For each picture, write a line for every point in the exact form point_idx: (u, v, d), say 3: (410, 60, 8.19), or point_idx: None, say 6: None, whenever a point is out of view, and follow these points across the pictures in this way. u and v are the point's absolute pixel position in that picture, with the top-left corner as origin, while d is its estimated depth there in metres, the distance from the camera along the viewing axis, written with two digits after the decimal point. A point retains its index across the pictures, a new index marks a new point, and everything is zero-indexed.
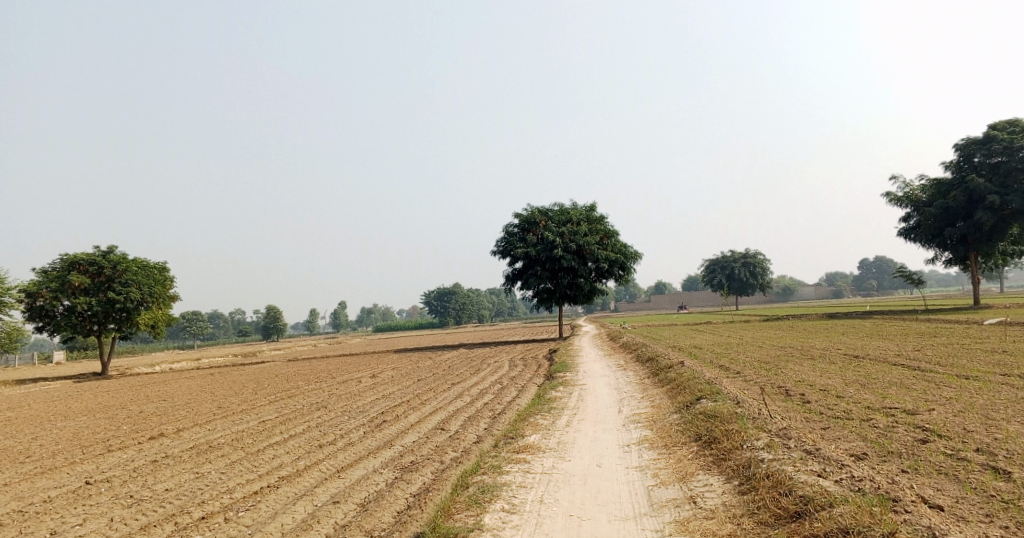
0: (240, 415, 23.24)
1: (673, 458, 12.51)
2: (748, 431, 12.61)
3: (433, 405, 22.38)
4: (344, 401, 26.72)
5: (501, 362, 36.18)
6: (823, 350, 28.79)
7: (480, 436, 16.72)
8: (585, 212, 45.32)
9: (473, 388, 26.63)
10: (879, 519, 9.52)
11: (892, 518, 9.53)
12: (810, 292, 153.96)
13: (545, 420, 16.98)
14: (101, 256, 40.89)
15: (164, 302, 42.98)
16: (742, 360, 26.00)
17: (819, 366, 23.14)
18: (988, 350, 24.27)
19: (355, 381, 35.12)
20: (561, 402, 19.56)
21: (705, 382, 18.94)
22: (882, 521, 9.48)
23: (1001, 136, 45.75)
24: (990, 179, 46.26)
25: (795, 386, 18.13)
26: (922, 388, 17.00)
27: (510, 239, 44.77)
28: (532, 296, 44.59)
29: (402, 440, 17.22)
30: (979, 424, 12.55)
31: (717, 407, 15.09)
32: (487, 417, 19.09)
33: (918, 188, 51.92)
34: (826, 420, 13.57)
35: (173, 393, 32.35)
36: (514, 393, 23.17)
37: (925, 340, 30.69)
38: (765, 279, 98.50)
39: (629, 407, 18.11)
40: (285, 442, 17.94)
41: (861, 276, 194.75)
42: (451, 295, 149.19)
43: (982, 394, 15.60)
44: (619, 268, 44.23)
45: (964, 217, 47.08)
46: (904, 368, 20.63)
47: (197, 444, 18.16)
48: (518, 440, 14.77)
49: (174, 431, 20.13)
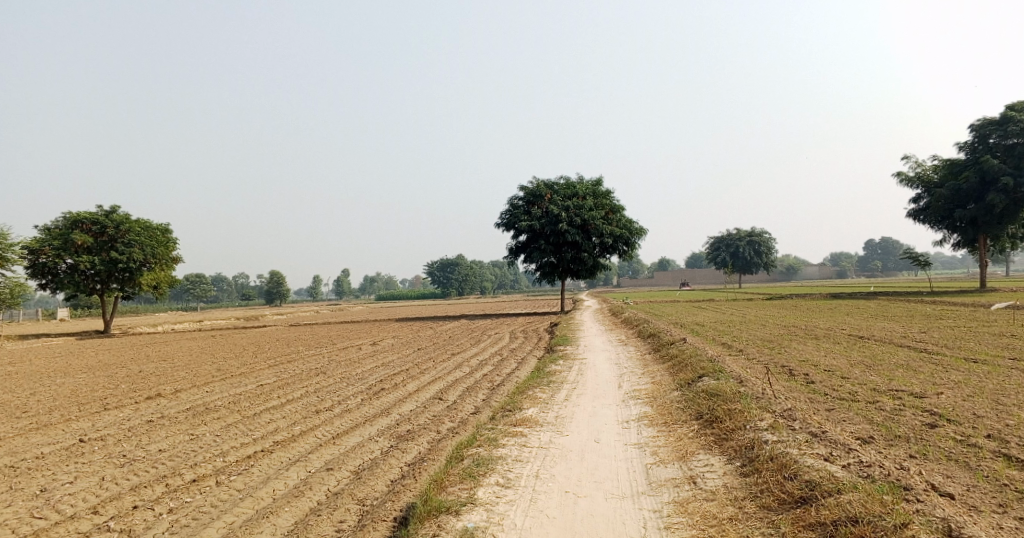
0: (238, 379, 23.06)
1: (674, 436, 12.25)
2: (751, 411, 12.34)
3: (433, 375, 22.18)
4: (343, 368, 26.54)
5: (503, 334, 36.00)
6: (826, 331, 28.51)
7: (478, 408, 16.48)
8: (592, 186, 44.84)
9: (473, 359, 26.44)
10: (891, 509, 9.24)
11: (903, 507, 9.25)
12: (813, 272, 153.61)
13: (544, 394, 16.75)
14: (104, 215, 40.62)
15: (167, 263, 42.78)
16: (744, 338, 25.74)
17: (823, 346, 22.86)
18: (994, 334, 23.95)
19: (355, 347, 34.99)
20: (561, 376, 19.35)
21: (708, 359, 18.67)
22: (894, 511, 9.19)
23: (1017, 117, 44.99)
24: (1004, 160, 45.60)
25: (799, 366, 17.83)
26: (928, 371, 16.68)
27: (515, 211, 44.37)
28: (535, 269, 44.31)
29: (400, 409, 17.00)
30: (988, 410, 12.23)
31: (720, 385, 14.83)
32: (486, 388, 18.87)
33: (929, 169, 51.35)
34: (830, 402, 13.29)
35: (173, 354, 32.21)
36: (514, 365, 22.96)
37: (930, 323, 30.40)
38: (769, 258, 97.96)
39: (630, 383, 17.88)
40: (281, 407, 17.72)
41: (865, 258, 194.37)
42: (455, 265, 148.82)
43: (991, 379, 15.28)
44: (623, 243, 43.85)
45: (975, 199, 46.46)
46: (909, 351, 20.32)
47: (193, 405, 17.96)
48: (516, 413, 14.52)
49: (171, 392, 19.97)
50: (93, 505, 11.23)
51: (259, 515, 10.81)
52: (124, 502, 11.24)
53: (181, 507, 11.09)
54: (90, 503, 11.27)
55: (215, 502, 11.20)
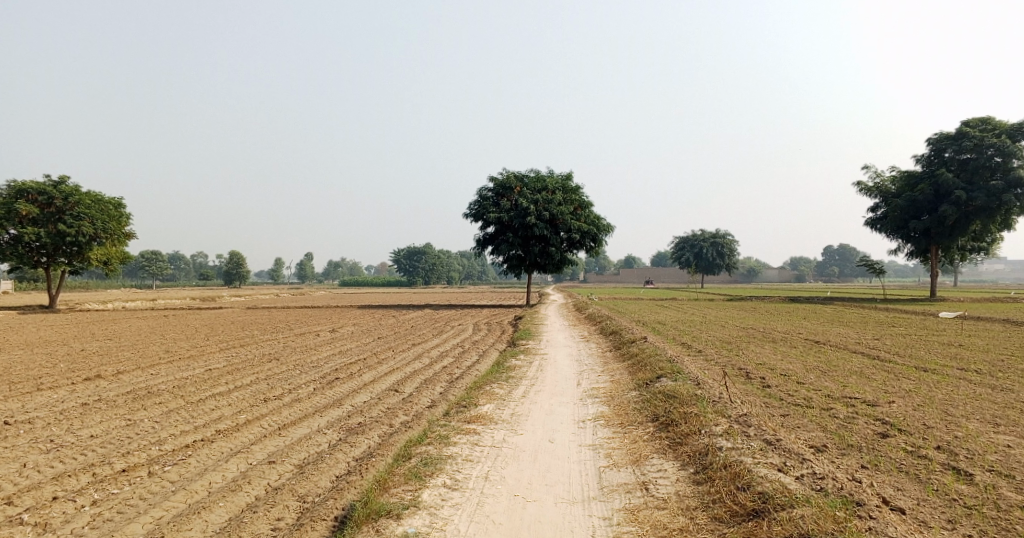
0: (187, 362, 22.49)
1: (629, 438, 12.09)
2: (707, 416, 12.22)
3: (389, 365, 21.83)
4: (298, 355, 26.04)
5: (464, 325, 35.70)
6: (784, 335, 28.68)
7: (434, 401, 16.18)
8: (561, 181, 44.63)
9: (432, 350, 26.13)
10: (843, 526, 9.15)
11: (855, 525, 9.17)
12: (773, 275, 155.56)
13: (501, 389, 16.51)
14: (52, 186, 39.48)
15: (118, 239, 41.77)
16: (704, 339, 25.76)
17: (780, 350, 22.93)
18: (946, 343, 24.23)
19: (312, 333, 34.47)
20: (519, 371, 19.12)
21: (667, 360, 18.58)
22: (846, 528, 9.10)
23: (972, 132, 45.71)
24: (958, 174, 46.35)
25: (756, 369, 17.80)
26: (881, 378, 16.74)
27: (483, 202, 44.04)
28: (501, 261, 44.06)
29: (353, 400, 16.64)
30: (938, 420, 12.24)
31: (677, 387, 14.69)
32: (443, 381, 18.57)
33: (888, 179, 52.01)
34: (785, 407, 13.23)
35: (123, 334, 31.38)
36: (473, 358, 22.71)
37: (884, 330, 30.72)
38: (731, 260, 98.63)
39: (588, 381, 17.72)
40: (229, 393, 17.27)
41: (824, 263, 197.38)
42: (420, 253, 147.85)
43: (941, 388, 15.35)
44: (590, 239, 43.76)
45: (928, 211, 47.17)
46: (864, 358, 20.43)
47: (135, 389, 17.42)
48: (470, 409, 14.24)
49: (115, 373, 19.39)
50: (12, 494, 10.78)
51: (191, 509, 10.43)
52: (45, 492, 10.79)
53: (108, 498, 10.67)
54: (9, 493, 10.82)
55: (145, 494, 10.80)
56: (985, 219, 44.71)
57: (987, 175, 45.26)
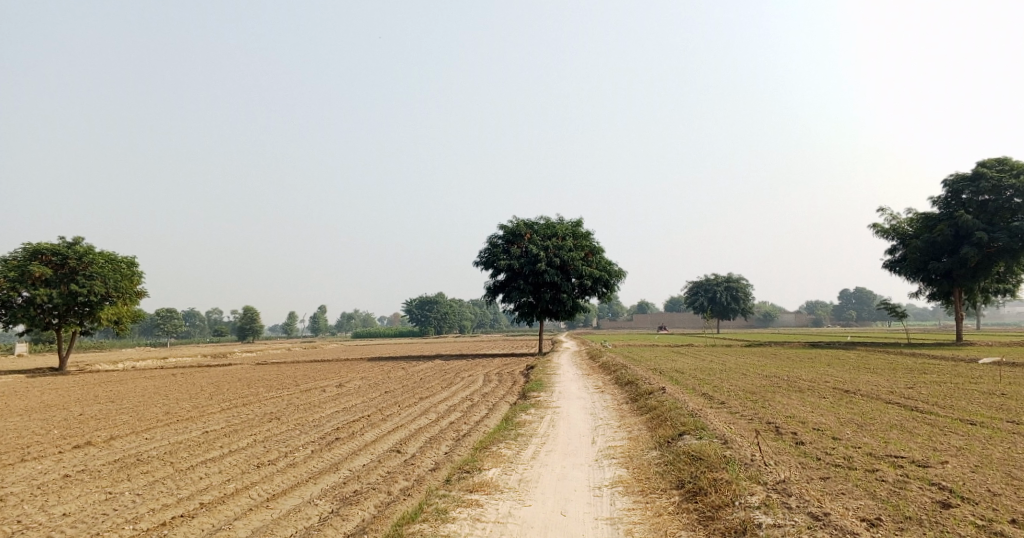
0: (183, 424, 21.29)
1: (652, 510, 10.83)
2: (740, 483, 10.99)
3: (394, 422, 20.55)
4: (301, 413, 24.76)
5: (476, 377, 34.38)
6: (811, 383, 27.19)
7: (438, 464, 14.89)
8: (571, 227, 43.60)
9: (440, 404, 24.81)
10: None
11: None
12: (789, 319, 153.48)
13: (509, 450, 15.23)
14: (66, 246, 38.85)
15: (130, 297, 40.92)
16: (725, 388, 24.30)
17: (809, 400, 21.46)
18: (984, 392, 22.72)
19: (319, 389, 33.32)
20: (530, 428, 17.82)
21: (688, 413, 17.24)
22: None
23: (989, 173, 44.57)
24: (977, 216, 45.05)
25: (786, 423, 16.40)
26: (925, 434, 15.29)
27: (493, 250, 43.04)
28: (512, 310, 42.88)
29: (351, 464, 15.39)
30: (1004, 485, 10.92)
31: (703, 447, 13.38)
32: (450, 439, 17.29)
33: (905, 221, 50.68)
34: (824, 469, 11.93)
35: (124, 394, 30.24)
36: (483, 412, 21.43)
37: (914, 377, 29.14)
38: (747, 304, 96.83)
39: (603, 438, 16.44)
40: (221, 458, 16.04)
41: (840, 307, 195.24)
42: (433, 303, 146.83)
43: (995, 446, 13.93)
44: (602, 285, 42.62)
45: (948, 253, 45.72)
46: (899, 409, 18.99)
47: (122, 457, 16.22)
48: (475, 476, 12.95)
49: (105, 439, 18.23)
50: None
51: None
52: None
53: None
54: None
55: None
56: (1008, 260, 43.24)
57: (1008, 216, 44.02)
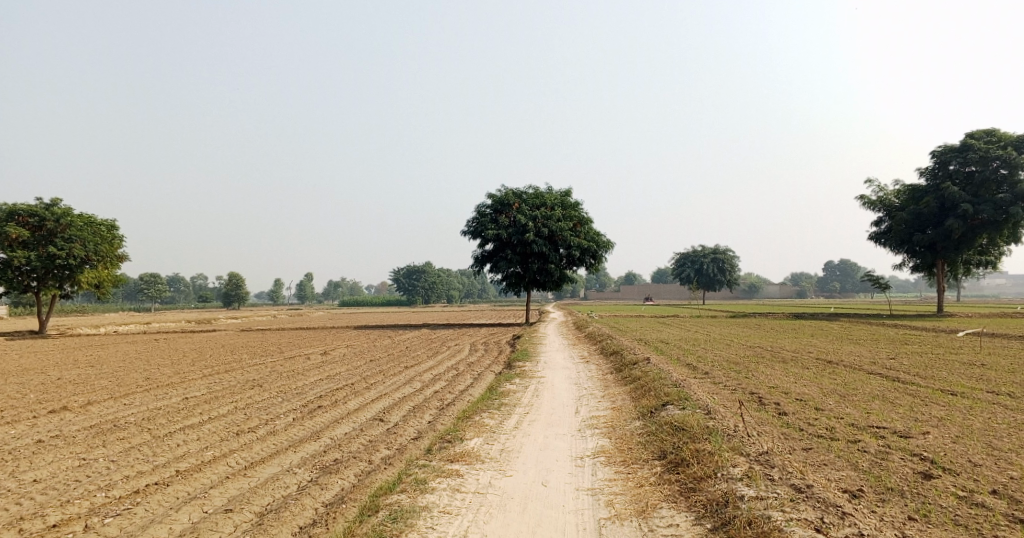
0: (164, 390, 21.05)
1: (633, 481, 10.76)
2: (723, 454, 10.92)
3: (378, 390, 20.37)
4: (284, 380, 24.57)
5: (462, 345, 34.25)
6: (795, 354, 27.24)
7: (420, 433, 14.76)
8: (560, 197, 43.31)
9: (425, 373, 24.66)
10: None
11: None
12: (774, 291, 154.20)
13: (492, 419, 15.11)
14: (45, 208, 38.26)
15: (111, 261, 40.47)
16: (710, 358, 24.26)
17: (793, 371, 21.46)
18: (965, 364, 22.80)
19: (303, 357, 33.11)
20: (514, 398, 17.71)
21: (672, 384, 17.16)
22: None
23: (977, 145, 44.41)
24: (963, 188, 45.01)
25: (769, 394, 16.35)
26: (907, 404, 15.28)
27: (481, 219, 42.73)
28: (500, 279, 42.70)
29: (332, 432, 15.22)
30: (985, 456, 10.87)
31: (687, 418, 13.29)
32: (433, 409, 17.16)
33: (892, 192, 50.64)
34: (806, 440, 11.86)
35: (105, 360, 29.92)
36: (468, 381, 21.29)
37: (897, 348, 29.24)
38: (733, 276, 97.11)
39: (587, 408, 16.34)
40: (200, 426, 15.83)
41: (825, 279, 196.37)
42: (420, 272, 146.52)
43: (976, 416, 13.92)
44: (590, 256, 42.51)
45: (934, 225, 45.73)
46: (882, 379, 19.00)
47: (99, 422, 16.01)
48: (456, 445, 12.82)
49: (82, 405, 17.98)
50: None
51: None
52: None
53: None
54: None
55: None
56: (992, 232, 43.41)
57: (994, 188, 44.00)
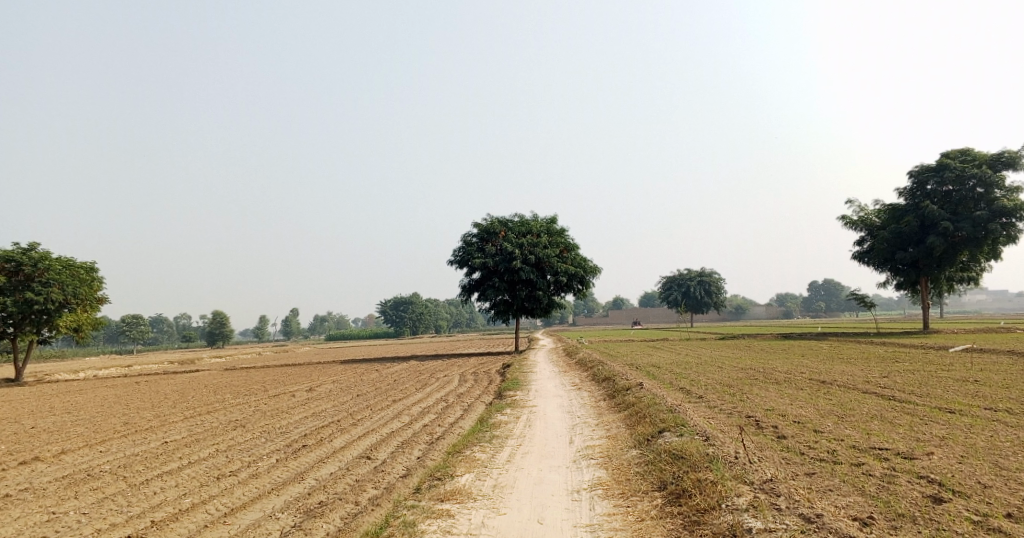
0: (143, 435, 20.40)
1: (633, 516, 10.35)
2: (726, 483, 10.55)
3: (366, 426, 19.83)
4: (268, 419, 23.94)
5: (451, 376, 33.69)
6: (787, 374, 26.88)
7: (409, 470, 14.23)
8: (546, 224, 43.04)
9: (413, 406, 24.12)
10: None
11: None
12: (760, 312, 154.40)
13: (484, 453, 14.61)
14: (20, 252, 37.56)
15: (90, 304, 39.77)
16: (703, 382, 23.85)
17: (787, 392, 21.09)
18: (959, 379, 22.52)
19: (288, 394, 32.47)
20: (505, 429, 17.22)
21: (667, 410, 16.71)
22: None
23: (952, 164, 44.59)
24: (941, 206, 45.13)
25: (766, 417, 15.94)
26: (906, 423, 14.93)
27: (467, 248, 42.35)
28: (488, 308, 42.23)
29: (318, 472, 14.69)
30: (993, 476, 10.47)
31: (684, 444, 12.87)
32: (423, 443, 16.65)
33: (872, 212, 50.70)
34: (809, 464, 11.48)
35: (83, 405, 29.13)
36: (458, 413, 20.79)
37: (889, 365, 28.94)
38: (720, 298, 97.14)
39: (581, 437, 15.88)
40: (180, 471, 15.26)
41: (810, 298, 197.08)
42: (407, 303, 145.70)
43: (978, 434, 13.54)
44: (578, 282, 42.20)
45: (914, 244, 45.81)
46: (877, 398, 18.62)
47: (73, 472, 15.41)
48: (446, 483, 12.31)
49: (55, 454, 17.34)
50: None
51: None
52: None
53: None
54: None
55: None
56: (972, 249, 43.55)
57: (972, 206, 44.17)
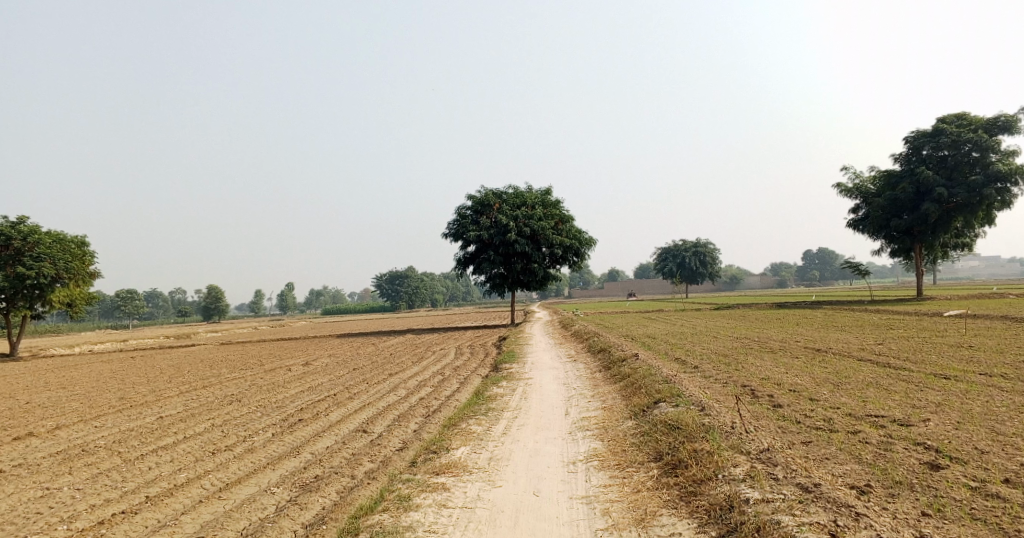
0: (138, 410, 20.31)
1: (630, 487, 10.32)
2: (723, 454, 10.51)
3: (362, 400, 19.75)
4: (264, 394, 23.86)
5: (447, 349, 33.63)
6: (782, 343, 26.87)
7: (406, 443, 14.17)
8: (541, 196, 42.79)
9: (410, 380, 24.04)
10: None
11: None
12: (755, 282, 154.61)
13: (480, 426, 14.54)
14: (10, 227, 37.26)
15: (82, 279, 39.55)
16: (698, 352, 23.81)
17: (782, 361, 21.08)
18: (954, 346, 22.54)
19: (284, 368, 32.38)
20: (501, 402, 17.16)
21: (663, 380, 16.65)
22: None
23: (948, 129, 44.31)
24: (937, 172, 44.93)
25: (762, 386, 15.90)
26: (902, 391, 14.89)
27: (462, 221, 42.13)
28: (484, 281, 42.11)
29: (314, 446, 14.63)
30: (991, 442, 10.44)
31: (681, 415, 12.80)
32: (419, 416, 16.59)
33: (868, 179, 50.49)
34: (806, 433, 11.43)
35: (79, 381, 29.03)
36: (454, 386, 20.73)
37: (884, 333, 28.97)
38: (715, 268, 97.21)
39: (578, 409, 15.82)
40: (175, 446, 15.19)
41: (805, 267, 197.38)
42: (403, 277, 145.61)
43: (974, 400, 13.51)
44: (573, 253, 42.07)
45: (910, 210, 45.70)
46: (872, 366, 18.61)
47: (68, 448, 15.33)
48: (442, 456, 12.25)
49: (49, 429, 17.25)
50: None
51: None
52: None
53: None
54: None
55: None
56: (968, 215, 43.38)
57: (967, 171, 44.00)
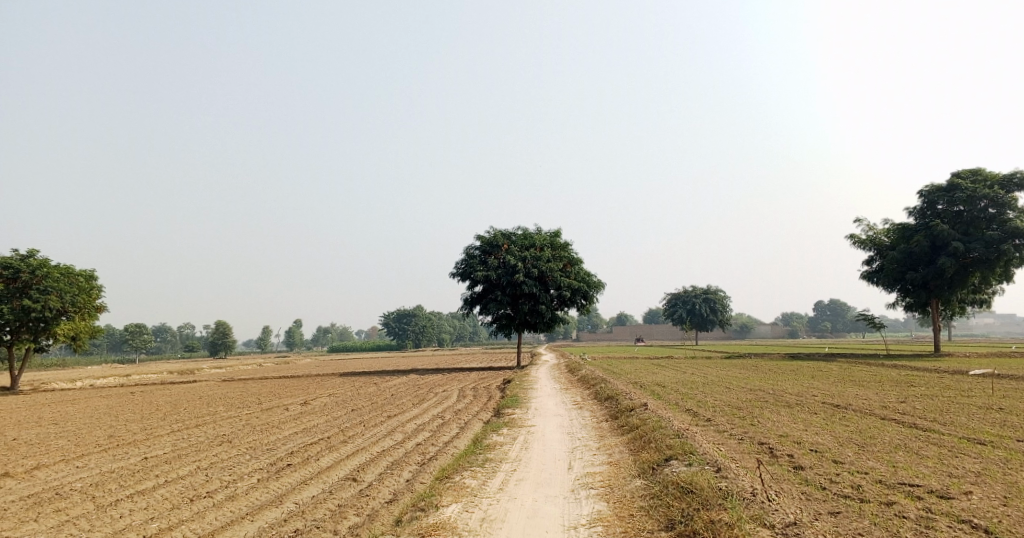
0: (123, 449, 19.28)
1: None
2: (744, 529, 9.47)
3: (356, 444, 18.67)
4: (256, 435, 22.78)
5: (450, 392, 32.50)
6: (798, 398, 25.67)
7: (396, 495, 13.10)
8: (550, 238, 41.96)
9: (408, 423, 22.93)
10: None
11: None
12: (766, 330, 152.89)
13: (475, 479, 13.47)
14: (18, 258, 36.61)
15: (87, 312, 38.79)
16: (710, 404, 22.66)
17: (800, 416, 19.90)
18: (981, 407, 21.34)
19: (282, 407, 31.33)
20: (500, 452, 16.07)
21: (674, 434, 15.52)
22: None
23: (964, 184, 43.39)
24: (952, 227, 43.93)
25: (781, 444, 14.79)
26: (935, 456, 13.75)
27: (470, 260, 41.31)
28: (490, 322, 41.10)
29: (298, 495, 13.61)
30: None
31: (694, 475, 11.70)
32: (414, 465, 15.48)
33: (882, 231, 49.47)
34: (833, 501, 10.35)
35: (71, 416, 28.03)
36: (454, 431, 19.61)
37: (904, 390, 27.68)
38: (725, 316, 95.74)
39: (581, 463, 14.68)
40: (152, 490, 14.18)
41: (816, 318, 195.35)
42: (411, 316, 144.74)
43: (1017, 471, 12.39)
44: (582, 296, 41.07)
45: (925, 264, 44.57)
46: (898, 426, 17.39)
47: (42, 490, 14.35)
48: (430, 516, 11.20)
49: (25, 470, 16.25)
50: None
51: None
52: None
53: None
54: None
55: None
56: (985, 270, 42.32)
57: (983, 227, 43.02)
